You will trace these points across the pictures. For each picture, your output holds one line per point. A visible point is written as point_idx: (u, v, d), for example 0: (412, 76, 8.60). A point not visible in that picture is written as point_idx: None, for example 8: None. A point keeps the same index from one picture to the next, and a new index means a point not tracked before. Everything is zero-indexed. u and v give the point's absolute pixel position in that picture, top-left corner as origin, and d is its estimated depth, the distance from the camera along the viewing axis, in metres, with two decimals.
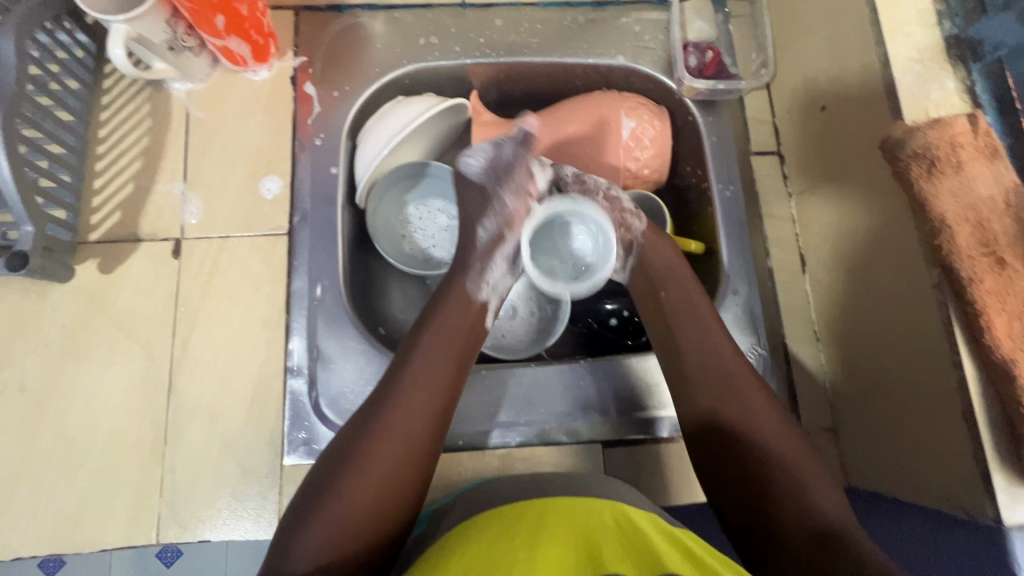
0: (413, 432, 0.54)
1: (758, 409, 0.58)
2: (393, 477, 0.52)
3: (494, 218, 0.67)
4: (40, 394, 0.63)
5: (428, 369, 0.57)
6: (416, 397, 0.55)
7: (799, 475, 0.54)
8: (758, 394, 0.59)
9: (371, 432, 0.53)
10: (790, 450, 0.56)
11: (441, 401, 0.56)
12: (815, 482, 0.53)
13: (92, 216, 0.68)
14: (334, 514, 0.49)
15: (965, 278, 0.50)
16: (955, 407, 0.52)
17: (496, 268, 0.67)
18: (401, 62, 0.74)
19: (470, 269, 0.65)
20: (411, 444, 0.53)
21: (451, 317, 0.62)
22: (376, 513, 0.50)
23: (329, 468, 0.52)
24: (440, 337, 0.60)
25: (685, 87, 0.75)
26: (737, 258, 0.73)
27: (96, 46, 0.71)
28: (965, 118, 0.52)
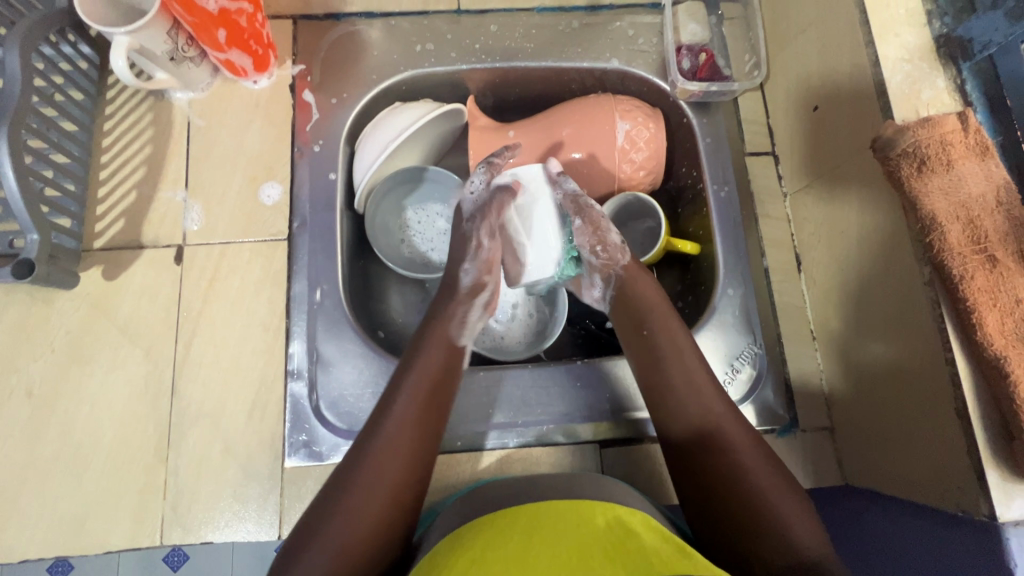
0: (410, 458, 0.56)
1: (737, 441, 0.58)
2: (390, 507, 0.53)
3: (480, 311, 0.70)
4: (46, 399, 0.65)
5: (421, 398, 0.59)
6: (412, 426, 0.57)
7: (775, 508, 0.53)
8: (738, 433, 0.59)
9: (369, 460, 0.54)
10: (762, 476, 0.56)
11: (431, 430, 0.59)
12: (793, 516, 0.52)
13: (96, 224, 0.69)
14: (335, 536, 0.50)
15: (956, 276, 0.50)
16: (949, 404, 0.52)
17: (473, 314, 0.70)
18: (397, 68, 0.75)
19: (449, 318, 0.67)
20: (405, 472, 0.55)
21: (440, 353, 0.64)
22: (377, 542, 0.51)
23: (328, 495, 0.53)
24: (432, 368, 0.62)
25: (679, 90, 0.76)
26: (732, 259, 0.74)
27: (99, 58, 0.73)
28: (955, 117, 0.52)
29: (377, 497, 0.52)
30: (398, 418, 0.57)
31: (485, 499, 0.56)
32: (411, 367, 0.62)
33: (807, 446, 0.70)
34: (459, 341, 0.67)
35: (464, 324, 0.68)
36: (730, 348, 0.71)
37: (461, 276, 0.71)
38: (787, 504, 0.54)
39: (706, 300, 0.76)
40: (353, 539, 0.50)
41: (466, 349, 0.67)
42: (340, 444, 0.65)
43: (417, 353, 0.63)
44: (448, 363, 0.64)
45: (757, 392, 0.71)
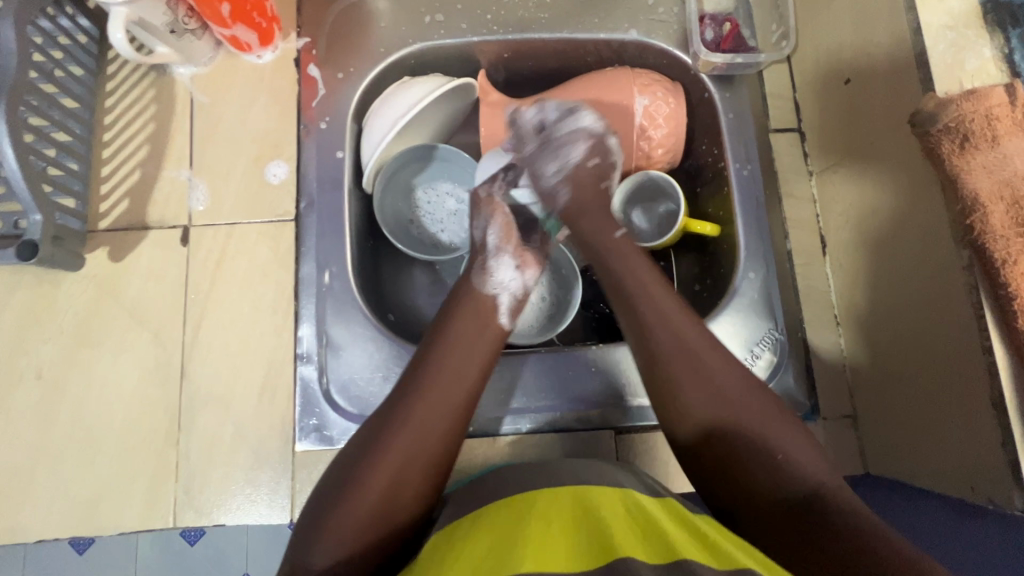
0: (440, 416, 0.53)
1: (740, 401, 0.53)
2: (411, 466, 0.51)
3: (502, 259, 0.66)
4: (57, 381, 0.64)
5: (453, 364, 0.56)
6: (445, 377, 0.55)
7: (769, 437, 0.51)
8: (720, 363, 0.54)
9: (400, 415, 0.53)
10: (760, 416, 0.52)
11: (470, 394, 0.56)
12: (789, 446, 0.51)
13: (100, 205, 0.68)
14: (356, 505, 0.48)
15: (997, 260, 0.47)
16: (984, 395, 0.49)
17: (494, 263, 0.65)
18: (406, 41, 0.72)
19: (470, 270, 0.65)
20: (435, 434, 0.52)
21: (477, 306, 0.61)
22: (393, 499, 0.50)
23: (343, 466, 0.52)
24: (468, 322, 0.60)
25: (701, 63, 0.72)
26: (755, 240, 0.71)
27: (98, 32, 0.70)
28: (1001, 89, 0.48)
29: (399, 451, 0.51)
30: (430, 369, 0.56)
31: (496, 484, 0.55)
32: (450, 318, 0.61)
33: (827, 433, 0.69)
34: (487, 290, 0.63)
35: (487, 273, 0.64)
36: (751, 333, 0.69)
37: (475, 235, 0.67)
38: (784, 435, 0.52)
39: (726, 284, 0.73)
40: (365, 501, 0.49)
41: (496, 303, 0.63)
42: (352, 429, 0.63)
43: (454, 305, 0.62)
44: (487, 315, 0.61)
45: (778, 379, 0.69)
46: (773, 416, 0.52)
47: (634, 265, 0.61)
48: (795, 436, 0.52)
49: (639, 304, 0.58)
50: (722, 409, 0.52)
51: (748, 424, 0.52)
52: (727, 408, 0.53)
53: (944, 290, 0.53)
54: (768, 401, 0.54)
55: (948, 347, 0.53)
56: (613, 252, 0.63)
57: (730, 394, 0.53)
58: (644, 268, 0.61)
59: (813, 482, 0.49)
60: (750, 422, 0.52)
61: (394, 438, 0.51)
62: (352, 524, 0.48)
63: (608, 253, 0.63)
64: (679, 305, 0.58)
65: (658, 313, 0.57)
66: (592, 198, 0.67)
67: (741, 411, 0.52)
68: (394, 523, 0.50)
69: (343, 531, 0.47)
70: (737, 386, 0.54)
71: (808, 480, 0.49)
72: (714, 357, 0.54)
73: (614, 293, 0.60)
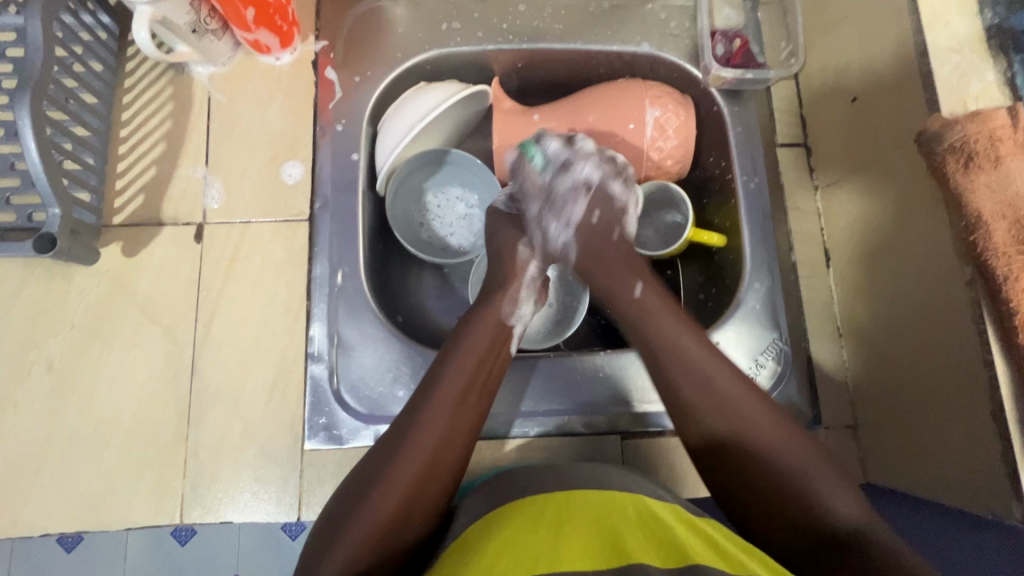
0: (454, 442, 0.55)
1: (762, 431, 0.55)
2: (423, 490, 0.52)
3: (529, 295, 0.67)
4: (66, 374, 0.64)
5: (463, 382, 0.57)
6: (460, 402, 0.56)
7: (811, 490, 0.52)
8: (757, 406, 0.57)
9: (408, 435, 0.53)
10: (776, 440, 0.55)
11: (475, 414, 0.57)
12: (833, 494, 0.52)
13: (115, 200, 0.68)
14: (363, 528, 0.49)
15: (1001, 276, 0.48)
16: (985, 406, 0.51)
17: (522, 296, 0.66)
18: (423, 48, 0.73)
19: (497, 293, 0.65)
20: (443, 452, 0.53)
21: (491, 330, 0.62)
22: (406, 520, 0.50)
23: (360, 482, 0.52)
24: (483, 345, 0.60)
25: (712, 77, 0.74)
26: (762, 252, 0.72)
27: (118, 29, 0.71)
28: (1005, 112, 0.50)
29: (413, 476, 0.51)
30: (445, 391, 0.56)
31: (506, 489, 0.55)
32: (464, 337, 0.60)
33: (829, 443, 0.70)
34: (509, 321, 0.64)
35: (515, 303, 0.65)
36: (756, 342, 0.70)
37: (520, 250, 0.68)
38: (820, 478, 0.53)
39: (732, 294, 0.74)
40: (381, 520, 0.49)
41: (513, 332, 0.64)
42: (361, 429, 0.64)
43: (467, 326, 0.62)
44: (501, 338, 0.62)
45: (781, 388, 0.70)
46: (800, 450, 0.55)
47: (665, 331, 0.61)
48: (822, 465, 0.54)
49: (643, 320, 0.63)
50: (752, 432, 0.56)
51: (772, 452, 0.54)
52: (746, 436, 0.56)
53: (945, 312, 0.55)
54: (776, 421, 0.56)
55: (942, 441, 0.57)
56: (643, 320, 0.63)
57: (744, 414, 0.56)
58: (672, 323, 0.62)
59: (854, 522, 0.50)
60: (786, 463, 0.54)
61: (402, 457, 0.52)
62: (365, 544, 0.48)
63: (628, 307, 0.65)
64: (712, 355, 0.59)
65: (679, 358, 0.59)
66: (604, 246, 0.69)
67: (789, 459, 0.54)
68: (405, 541, 0.50)
69: (355, 548, 0.48)
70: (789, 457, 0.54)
71: (846, 517, 0.50)
72: (753, 406, 0.56)
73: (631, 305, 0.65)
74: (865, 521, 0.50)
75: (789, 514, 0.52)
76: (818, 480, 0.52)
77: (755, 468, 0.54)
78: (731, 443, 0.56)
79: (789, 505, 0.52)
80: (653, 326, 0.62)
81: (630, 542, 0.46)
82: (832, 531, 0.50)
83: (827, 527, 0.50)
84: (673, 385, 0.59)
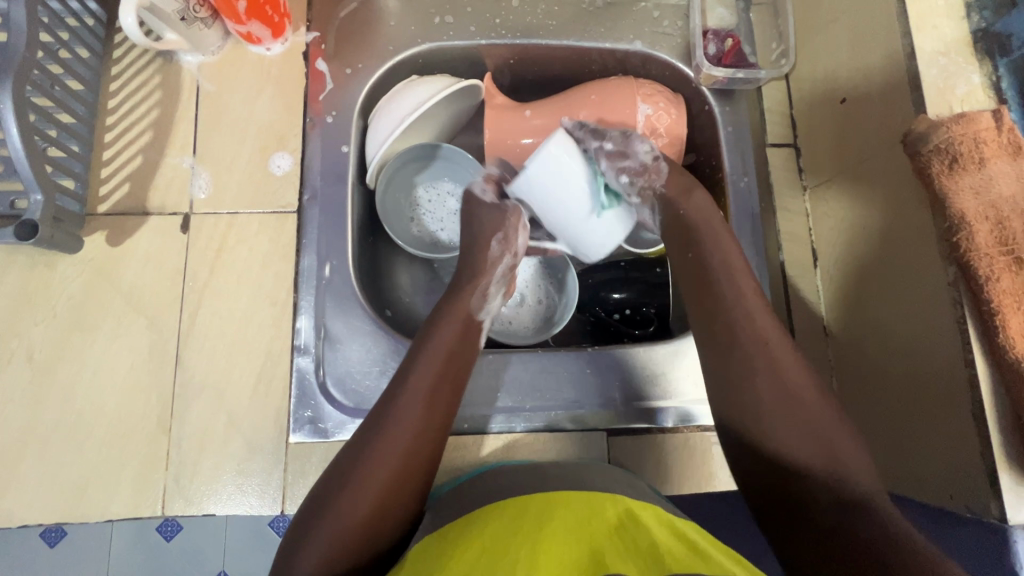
0: (430, 430, 0.55)
1: (819, 412, 0.55)
2: (403, 481, 0.52)
3: (501, 283, 0.67)
4: (46, 365, 0.63)
5: (431, 379, 0.57)
6: (435, 392, 0.56)
7: (838, 455, 0.53)
8: (806, 387, 0.56)
9: (377, 436, 0.53)
10: (822, 435, 0.54)
11: (445, 410, 0.57)
12: (853, 461, 0.53)
13: (100, 188, 0.67)
14: (333, 531, 0.49)
15: (982, 277, 0.49)
16: (965, 405, 0.51)
17: (494, 287, 0.66)
18: (415, 41, 0.73)
19: (469, 287, 0.65)
20: (413, 449, 0.53)
21: (458, 322, 0.62)
22: (385, 513, 0.51)
23: (328, 483, 0.52)
24: (458, 332, 0.61)
25: (703, 76, 0.74)
26: (750, 251, 0.73)
27: (105, 15, 0.70)
28: (989, 115, 0.51)
29: (382, 480, 0.51)
30: (414, 385, 0.56)
31: (490, 486, 0.55)
32: (437, 326, 0.61)
33: None
34: (478, 313, 0.65)
35: (485, 297, 0.65)
36: None
37: (492, 245, 0.66)
38: (853, 463, 0.52)
39: None
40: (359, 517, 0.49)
41: (482, 325, 0.65)
42: (346, 423, 0.63)
43: (438, 317, 0.62)
44: (468, 331, 0.62)
45: None
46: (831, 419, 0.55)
47: (723, 266, 0.61)
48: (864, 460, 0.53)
49: (716, 278, 0.61)
50: (782, 406, 0.55)
51: (823, 439, 0.53)
52: (779, 402, 0.55)
53: (925, 313, 0.56)
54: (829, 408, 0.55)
55: (927, 414, 0.56)
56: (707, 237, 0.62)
57: (792, 389, 0.55)
58: (725, 243, 0.62)
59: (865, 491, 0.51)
60: (825, 444, 0.53)
61: (372, 456, 0.52)
62: (338, 547, 0.48)
63: (712, 271, 0.61)
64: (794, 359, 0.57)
65: (755, 338, 0.57)
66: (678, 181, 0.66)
67: (815, 421, 0.54)
68: (379, 542, 0.50)
69: (335, 542, 0.48)
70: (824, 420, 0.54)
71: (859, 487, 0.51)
72: (798, 375, 0.56)
73: (694, 279, 0.62)
74: (877, 493, 0.50)
75: (810, 486, 0.52)
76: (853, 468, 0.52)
77: (764, 430, 0.55)
78: (775, 425, 0.55)
79: (812, 473, 0.52)
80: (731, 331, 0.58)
81: (606, 548, 0.45)
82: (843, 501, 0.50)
83: (834, 498, 0.51)
84: (738, 385, 0.57)
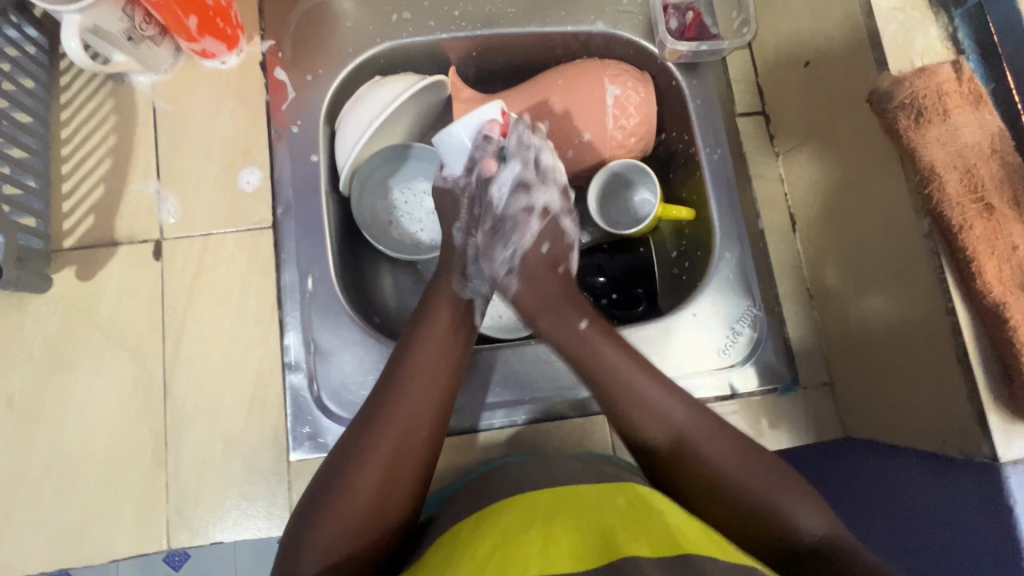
0: (421, 415, 0.55)
1: (709, 442, 0.56)
2: (399, 468, 0.52)
3: (476, 260, 0.67)
4: (28, 410, 0.61)
5: (426, 365, 0.57)
6: (423, 378, 0.56)
7: (773, 505, 0.53)
8: (697, 415, 0.57)
9: (378, 422, 0.54)
10: (742, 471, 0.55)
11: (444, 393, 0.57)
12: (792, 508, 0.52)
13: (63, 223, 0.65)
14: (335, 526, 0.49)
15: (955, 226, 0.50)
16: (950, 350, 0.53)
17: (471, 265, 0.66)
18: (374, 41, 0.71)
19: (448, 271, 0.65)
20: (413, 434, 0.54)
21: (449, 309, 0.62)
22: (383, 503, 0.51)
23: (325, 478, 0.52)
24: (445, 320, 0.61)
25: (668, 51, 0.74)
26: (730, 221, 0.73)
27: (47, 42, 0.67)
28: (948, 67, 0.52)
29: (381, 466, 0.51)
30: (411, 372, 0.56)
31: (495, 486, 0.55)
32: (425, 322, 0.61)
33: (808, 403, 0.72)
34: (460, 293, 0.64)
35: (464, 276, 0.65)
36: (731, 310, 0.71)
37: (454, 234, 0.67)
38: (779, 493, 0.53)
39: (703, 266, 0.75)
40: (361, 516, 0.50)
41: (470, 305, 0.64)
42: None
43: (426, 312, 0.62)
44: (461, 315, 0.63)
45: (759, 353, 0.72)
46: (747, 460, 0.55)
47: (609, 360, 0.60)
48: (780, 483, 0.54)
49: (590, 340, 0.62)
50: (663, 432, 0.57)
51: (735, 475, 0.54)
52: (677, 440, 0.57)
53: (905, 265, 0.57)
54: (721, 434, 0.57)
55: (915, 363, 0.58)
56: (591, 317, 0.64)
57: (671, 419, 0.57)
58: (619, 360, 0.60)
59: (820, 534, 0.51)
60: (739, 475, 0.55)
61: (372, 444, 0.52)
62: (341, 541, 0.48)
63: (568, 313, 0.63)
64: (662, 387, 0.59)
65: (631, 390, 0.58)
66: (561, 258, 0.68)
67: (751, 484, 0.54)
68: (384, 532, 0.50)
69: (341, 529, 0.49)
70: (734, 455, 0.56)
71: (811, 531, 0.51)
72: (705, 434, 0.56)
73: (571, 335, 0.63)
74: (824, 530, 0.51)
75: (775, 533, 0.52)
76: (785, 503, 0.53)
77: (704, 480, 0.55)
78: (719, 467, 0.55)
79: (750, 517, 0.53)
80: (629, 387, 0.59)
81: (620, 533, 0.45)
82: (807, 545, 0.51)
83: (799, 545, 0.51)
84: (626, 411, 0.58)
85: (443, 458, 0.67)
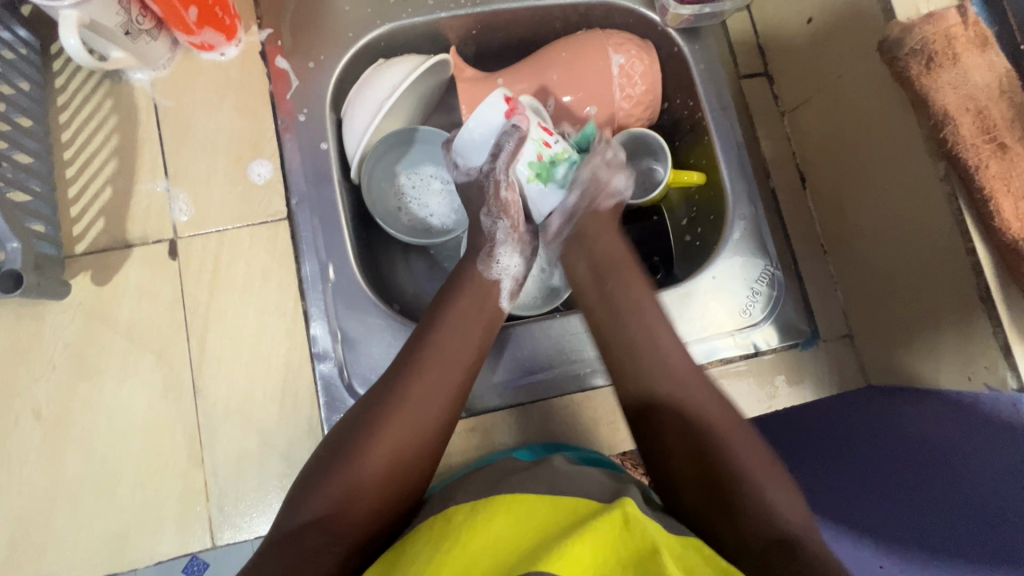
0: (438, 393, 0.55)
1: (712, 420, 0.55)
2: (411, 441, 0.52)
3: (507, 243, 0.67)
4: (56, 420, 0.60)
5: (450, 343, 0.58)
6: (444, 355, 0.57)
7: (757, 483, 0.51)
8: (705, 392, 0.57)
9: (396, 394, 0.54)
10: (745, 453, 0.53)
11: (465, 373, 0.58)
12: (773, 489, 0.50)
13: (73, 228, 0.64)
14: (338, 492, 0.49)
15: (971, 166, 0.51)
16: (971, 289, 0.54)
17: (499, 247, 0.66)
18: (374, 23, 0.70)
19: (474, 255, 0.66)
20: (428, 410, 0.54)
21: (474, 289, 0.63)
22: (392, 474, 0.51)
23: (334, 447, 0.52)
24: (468, 300, 0.62)
25: (669, 17, 0.74)
26: (742, 183, 0.74)
27: (38, 43, 0.65)
28: (955, 11, 0.53)
29: (394, 439, 0.52)
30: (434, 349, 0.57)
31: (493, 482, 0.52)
32: (445, 302, 0.61)
33: (827, 355, 0.74)
34: (489, 275, 0.65)
35: (492, 257, 0.66)
36: (750, 271, 0.72)
37: (481, 218, 0.67)
38: (767, 478, 0.51)
39: (717, 230, 0.76)
40: (369, 481, 0.50)
41: (499, 284, 0.65)
42: None
43: (451, 289, 0.63)
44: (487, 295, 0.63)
45: (779, 311, 0.73)
46: (745, 445, 0.54)
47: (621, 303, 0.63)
48: (772, 470, 0.52)
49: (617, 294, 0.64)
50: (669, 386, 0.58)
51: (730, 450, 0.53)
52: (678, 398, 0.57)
53: (920, 209, 0.58)
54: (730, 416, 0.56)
55: (936, 306, 0.59)
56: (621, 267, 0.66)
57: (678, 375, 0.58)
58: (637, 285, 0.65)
59: (795, 525, 0.48)
60: (745, 460, 0.52)
61: (387, 415, 0.53)
62: (343, 508, 0.48)
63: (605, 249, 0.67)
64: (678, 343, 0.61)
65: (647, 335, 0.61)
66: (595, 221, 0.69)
67: (742, 466, 0.52)
68: (388, 505, 0.50)
69: (345, 496, 0.49)
70: (744, 451, 0.53)
71: (788, 522, 0.48)
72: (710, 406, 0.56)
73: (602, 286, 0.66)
74: (805, 523, 0.48)
75: (744, 519, 0.50)
76: (770, 491, 0.50)
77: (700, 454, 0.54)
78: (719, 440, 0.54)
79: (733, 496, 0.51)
80: (630, 357, 0.61)
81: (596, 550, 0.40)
82: (778, 536, 0.48)
83: (771, 531, 0.48)
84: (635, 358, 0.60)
85: (481, 436, 0.68)
